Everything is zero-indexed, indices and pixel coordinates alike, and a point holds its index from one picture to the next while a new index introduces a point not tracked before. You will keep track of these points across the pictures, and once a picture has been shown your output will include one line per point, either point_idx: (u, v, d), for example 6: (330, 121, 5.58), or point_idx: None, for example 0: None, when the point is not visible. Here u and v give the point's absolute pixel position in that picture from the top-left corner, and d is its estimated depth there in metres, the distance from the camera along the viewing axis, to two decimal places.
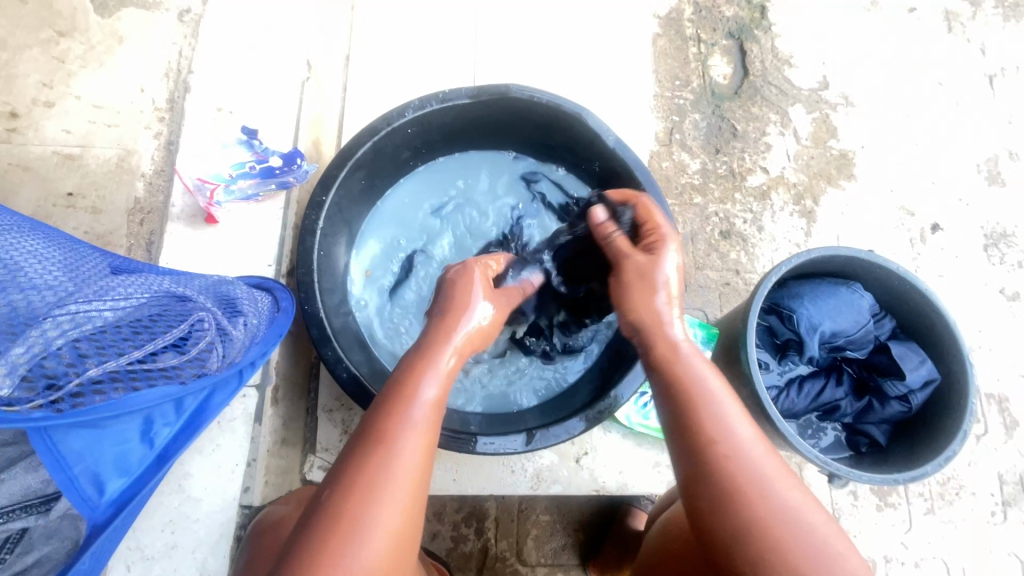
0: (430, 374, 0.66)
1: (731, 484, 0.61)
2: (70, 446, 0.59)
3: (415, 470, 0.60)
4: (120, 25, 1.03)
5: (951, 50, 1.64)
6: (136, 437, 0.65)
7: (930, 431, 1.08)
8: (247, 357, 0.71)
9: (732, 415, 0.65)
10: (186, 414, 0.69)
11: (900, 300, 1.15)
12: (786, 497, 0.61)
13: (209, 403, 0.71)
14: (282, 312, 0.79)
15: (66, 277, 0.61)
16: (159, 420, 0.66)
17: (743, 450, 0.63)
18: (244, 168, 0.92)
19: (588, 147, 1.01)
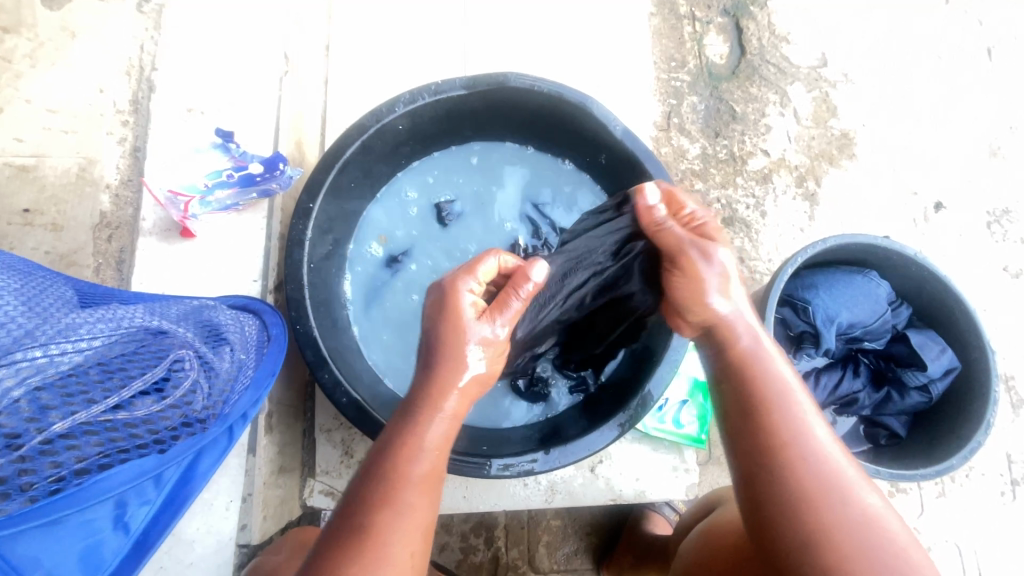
0: (442, 400, 0.60)
1: (803, 490, 0.58)
2: (19, 550, 0.44)
3: (423, 501, 0.57)
4: (72, 18, 0.92)
5: (949, 22, 1.59)
6: (109, 525, 0.52)
7: (952, 421, 1.05)
8: (238, 407, 0.63)
9: (806, 414, 0.62)
10: (168, 487, 0.57)
11: (916, 286, 1.11)
12: (869, 506, 0.57)
13: (195, 472, 0.59)
14: (274, 341, 0.72)
15: (24, 310, 0.49)
16: (134, 501, 0.53)
17: (819, 454, 0.60)
18: (221, 177, 0.83)
19: (594, 139, 0.94)
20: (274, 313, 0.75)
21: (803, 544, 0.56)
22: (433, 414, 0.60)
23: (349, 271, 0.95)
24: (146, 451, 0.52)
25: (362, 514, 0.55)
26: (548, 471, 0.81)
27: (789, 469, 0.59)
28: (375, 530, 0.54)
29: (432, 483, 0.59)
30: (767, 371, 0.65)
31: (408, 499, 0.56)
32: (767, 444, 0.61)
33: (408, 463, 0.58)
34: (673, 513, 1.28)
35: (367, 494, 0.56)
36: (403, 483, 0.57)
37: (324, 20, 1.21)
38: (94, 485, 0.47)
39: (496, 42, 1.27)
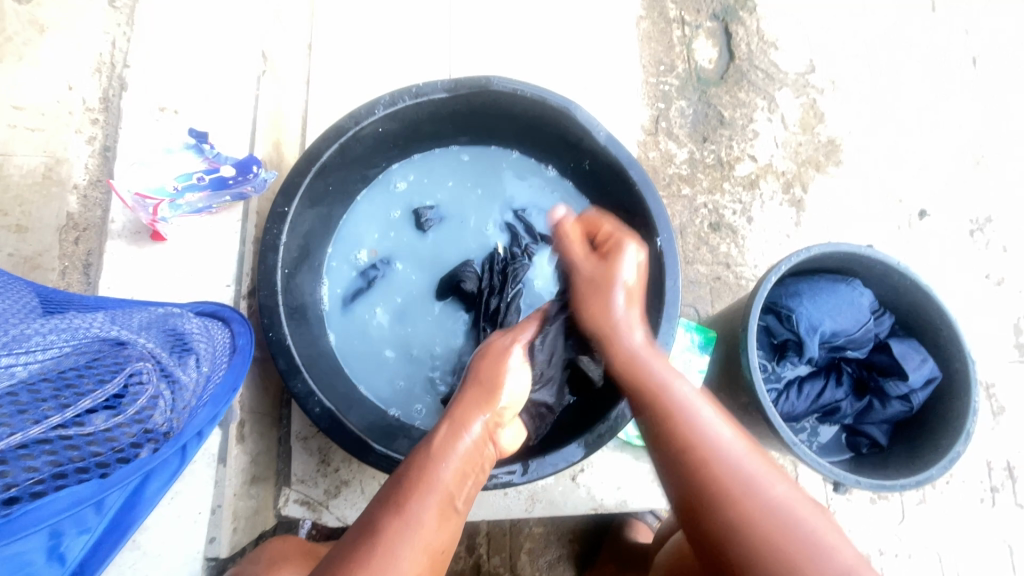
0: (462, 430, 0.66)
1: (715, 488, 0.60)
2: None
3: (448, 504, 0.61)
4: (40, 12, 0.89)
5: (936, 30, 1.60)
6: (42, 558, 0.48)
7: (932, 431, 1.05)
8: (193, 424, 0.61)
9: (709, 420, 0.64)
10: (110, 513, 0.54)
11: (899, 295, 1.11)
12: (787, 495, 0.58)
13: (142, 495, 0.58)
14: (240, 354, 0.71)
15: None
16: (71, 530, 0.50)
17: (722, 449, 0.62)
18: (191, 180, 0.80)
19: (577, 144, 0.92)
20: (242, 320, 0.73)
21: (744, 538, 0.57)
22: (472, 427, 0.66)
23: (326, 276, 0.94)
24: (87, 475, 0.49)
25: (381, 512, 0.58)
26: (526, 483, 0.79)
27: (702, 472, 0.61)
28: (394, 530, 0.57)
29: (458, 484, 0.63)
30: (661, 388, 0.68)
31: (424, 510, 0.59)
32: (681, 450, 0.63)
33: (438, 469, 0.62)
34: (656, 520, 1.27)
35: (390, 495, 0.60)
36: (427, 488, 0.60)
37: (307, 18, 1.19)
38: (23, 516, 0.44)
39: (482, 43, 1.26)
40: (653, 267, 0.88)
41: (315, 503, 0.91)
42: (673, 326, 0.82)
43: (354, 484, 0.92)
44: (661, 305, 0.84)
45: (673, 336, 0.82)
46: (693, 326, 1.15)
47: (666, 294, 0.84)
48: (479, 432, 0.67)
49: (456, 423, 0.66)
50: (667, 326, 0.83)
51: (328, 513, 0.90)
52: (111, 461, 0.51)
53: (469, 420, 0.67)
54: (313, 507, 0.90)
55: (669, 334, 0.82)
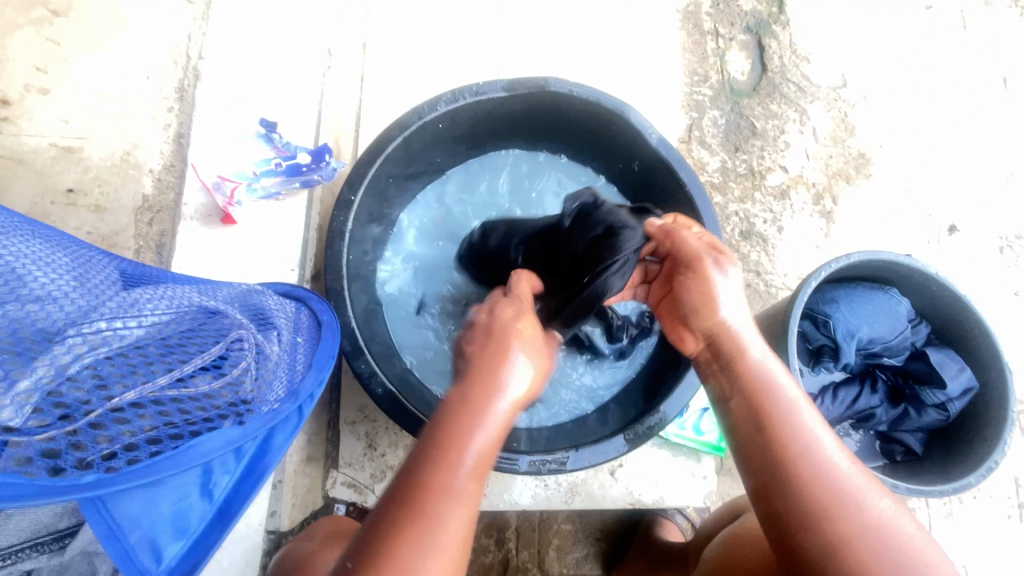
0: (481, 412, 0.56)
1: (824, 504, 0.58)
2: (126, 509, 0.47)
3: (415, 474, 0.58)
4: (120, 4, 0.94)
5: (966, 50, 1.62)
6: (196, 490, 0.53)
7: (969, 439, 1.06)
8: (304, 385, 0.63)
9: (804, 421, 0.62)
10: (247, 457, 0.57)
11: (936, 305, 1.13)
12: (877, 508, 0.58)
13: (272, 444, 0.59)
14: (327, 327, 0.73)
15: (82, 290, 0.52)
16: (218, 469, 0.55)
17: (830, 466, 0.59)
18: (269, 166, 0.85)
19: (628, 146, 0.95)
20: (317, 298, 0.76)
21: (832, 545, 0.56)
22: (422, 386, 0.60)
23: (383, 269, 0.98)
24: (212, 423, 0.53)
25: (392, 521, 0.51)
26: (579, 470, 0.81)
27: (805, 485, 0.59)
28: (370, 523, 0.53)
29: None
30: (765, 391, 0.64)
31: (444, 517, 0.51)
32: (782, 454, 0.60)
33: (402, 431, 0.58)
34: (684, 520, 1.28)
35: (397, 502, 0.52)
36: (445, 491, 0.52)
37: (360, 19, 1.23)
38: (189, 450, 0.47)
39: (527, 48, 1.29)
40: None
41: (361, 486, 0.92)
42: None
43: None
44: None
45: None
46: None
47: None
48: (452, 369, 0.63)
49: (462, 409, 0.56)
50: None
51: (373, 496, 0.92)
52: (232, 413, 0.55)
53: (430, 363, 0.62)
54: (359, 490, 0.92)
55: None
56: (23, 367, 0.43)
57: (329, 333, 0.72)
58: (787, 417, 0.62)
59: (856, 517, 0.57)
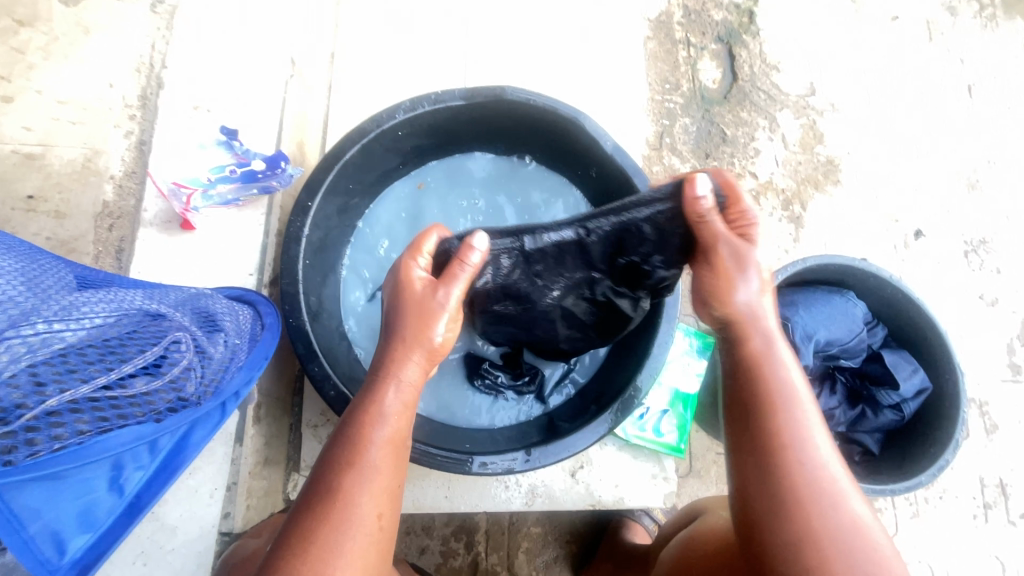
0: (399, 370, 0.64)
1: (797, 498, 0.59)
2: (24, 502, 0.50)
3: (385, 468, 0.61)
4: (87, 14, 0.96)
5: (933, 59, 1.66)
6: (105, 486, 0.57)
7: (923, 439, 1.09)
8: (231, 386, 0.66)
9: (809, 413, 0.64)
10: (161, 455, 0.62)
11: (891, 308, 1.15)
12: (851, 515, 0.59)
13: (188, 442, 0.64)
14: (268, 329, 0.75)
15: (26, 291, 0.52)
16: (130, 465, 0.59)
17: (815, 462, 0.61)
18: (224, 172, 0.86)
19: (585, 153, 0.98)
20: (265, 301, 0.77)
21: (798, 538, 0.58)
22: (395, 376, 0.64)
23: (342, 275, 0.98)
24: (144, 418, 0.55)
25: (326, 488, 0.58)
26: (529, 470, 0.83)
27: (786, 473, 0.61)
28: (337, 511, 0.57)
29: (395, 452, 0.62)
30: (775, 375, 0.66)
31: (359, 494, 0.58)
32: (773, 436, 0.63)
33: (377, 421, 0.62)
34: (652, 522, 1.29)
35: (332, 468, 0.59)
36: (359, 471, 0.59)
37: (332, 29, 1.25)
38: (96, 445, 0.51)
39: (497, 57, 1.32)
40: None
41: None
42: (673, 326, 0.87)
43: None
44: (661, 307, 0.89)
45: (673, 337, 0.87)
46: (692, 330, 1.14)
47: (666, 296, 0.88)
48: (418, 362, 0.65)
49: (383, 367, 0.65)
50: (667, 328, 0.87)
51: None
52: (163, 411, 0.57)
53: (404, 350, 0.65)
54: None
55: (669, 335, 0.87)
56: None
57: (270, 340, 0.75)
58: (787, 401, 0.64)
59: (822, 513, 0.58)
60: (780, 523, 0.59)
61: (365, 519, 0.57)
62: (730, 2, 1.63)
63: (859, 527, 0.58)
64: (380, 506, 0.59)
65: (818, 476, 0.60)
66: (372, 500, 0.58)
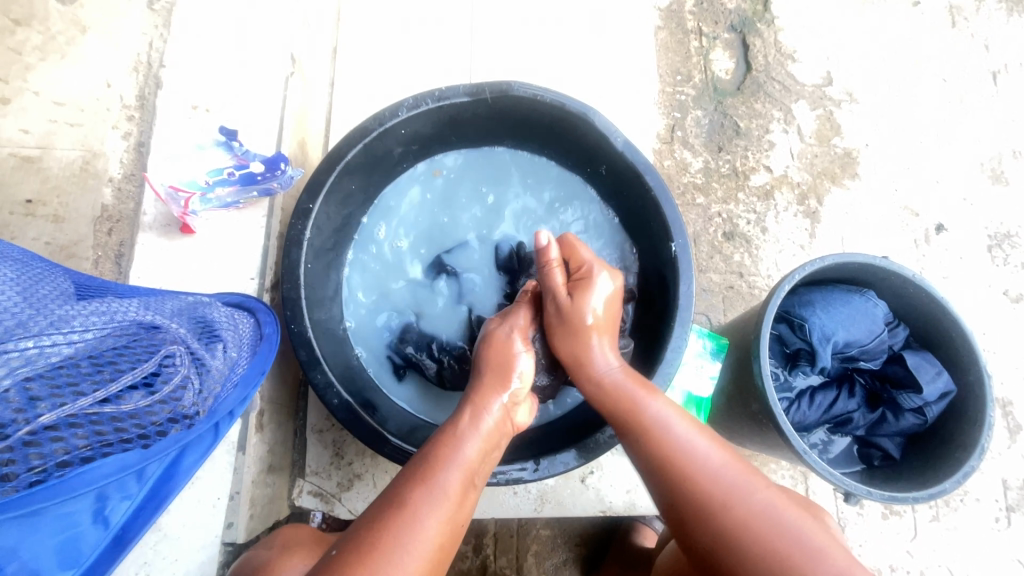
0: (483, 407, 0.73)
1: (710, 503, 0.65)
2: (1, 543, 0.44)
3: (456, 497, 0.65)
4: (84, 13, 0.94)
5: (956, 45, 1.60)
6: (89, 519, 0.52)
7: (947, 444, 1.05)
8: (225, 404, 0.64)
9: (686, 432, 0.70)
10: (148, 482, 0.58)
11: (914, 308, 1.11)
12: (761, 500, 0.64)
13: (177, 469, 0.61)
14: (266, 341, 0.73)
15: (20, 302, 0.49)
16: (116, 495, 0.54)
17: (711, 469, 0.67)
18: (221, 175, 0.83)
19: (595, 150, 0.94)
20: (265, 309, 0.76)
21: (721, 539, 0.63)
22: (478, 412, 0.72)
23: (345, 277, 0.96)
24: (131, 444, 0.51)
25: (401, 497, 0.63)
26: (537, 480, 0.80)
27: (681, 479, 0.67)
28: (403, 525, 0.60)
29: (465, 488, 0.67)
30: (647, 412, 0.72)
31: (427, 514, 0.62)
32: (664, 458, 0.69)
33: (459, 452, 0.68)
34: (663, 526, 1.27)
35: (407, 481, 0.65)
36: (431, 491, 0.64)
37: (334, 23, 1.22)
38: (76, 477, 0.47)
39: (503, 49, 1.28)
40: (667, 271, 0.89)
41: (327, 495, 0.94)
42: (687, 329, 0.83)
43: (367, 477, 0.95)
44: (674, 310, 0.85)
45: (686, 340, 0.83)
46: (704, 333, 1.14)
47: (679, 299, 0.85)
48: (499, 412, 0.74)
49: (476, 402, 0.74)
50: (680, 331, 0.83)
51: (340, 506, 0.94)
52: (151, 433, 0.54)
53: (488, 402, 0.74)
54: (325, 499, 0.94)
55: (683, 338, 0.83)
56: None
57: (269, 352, 0.73)
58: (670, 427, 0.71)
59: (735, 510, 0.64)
60: (706, 524, 0.65)
61: (426, 541, 0.60)
62: None
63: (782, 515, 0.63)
64: (442, 532, 0.62)
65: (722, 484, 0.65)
66: (433, 522, 0.62)
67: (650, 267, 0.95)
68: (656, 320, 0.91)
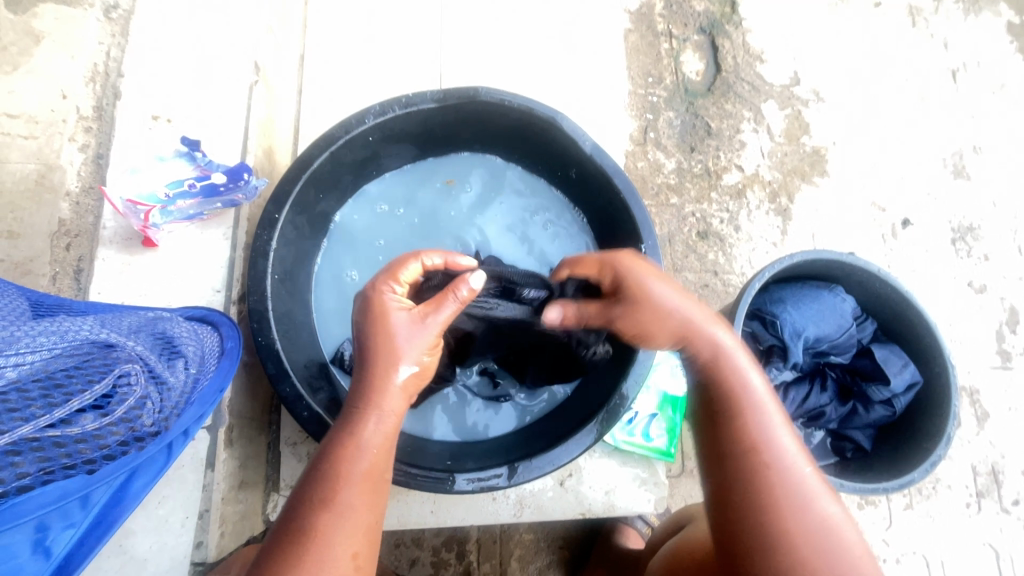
0: (381, 404, 0.63)
1: (772, 487, 0.60)
2: None
3: (366, 504, 0.59)
4: (38, 23, 0.92)
5: (916, 45, 1.64)
6: (27, 550, 0.51)
7: (915, 434, 1.07)
8: (183, 424, 0.62)
9: (775, 414, 0.65)
10: (95, 509, 0.56)
11: (880, 302, 1.13)
12: (825, 515, 0.59)
13: (126, 493, 0.59)
14: (227, 356, 0.71)
15: None
16: (56, 524, 0.53)
17: (787, 461, 0.62)
18: (182, 187, 0.81)
19: (565, 153, 0.94)
20: (228, 321, 0.74)
21: (776, 540, 0.58)
22: (372, 418, 0.62)
23: (315, 286, 0.96)
24: (72, 471, 0.50)
25: (310, 503, 0.58)
26: (513, 486, 0.80)
27: (752, 450, 0.63)
28: (315, 543, 0.55)
29: (373, 488, 0.60)
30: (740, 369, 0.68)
31: (328, 525, 0.56)
32: (736, 417, 0.65)
33: (360, 445, 0.61)
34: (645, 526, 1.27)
35: (312, 489, 0.58)
36: (335, 506, 0.57)
37: (301, 30, 1.21)
38: (9, 509, 0.47)
39: (474, 54, 1.28)
40: None
41: None
42: None
43: None
44: None
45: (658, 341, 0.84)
46: None
47: None
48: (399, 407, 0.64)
49: (365, 396, 0.63)
50: None
51: None
52: (99, 458, 0.53)
53: (387, 400, 0.64)
54: None
55: None
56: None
57: (229, 365, 0.71)
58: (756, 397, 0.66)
59: (797, 512, 0.59)
60: (760, 526, 0.59)
61: (340, 554, 0.56)
62: None
63: (848, 543, 0.58)
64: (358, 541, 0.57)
65: (788, 476, 0.61)
66: (343, 528, 0.57)
67: None
68: None
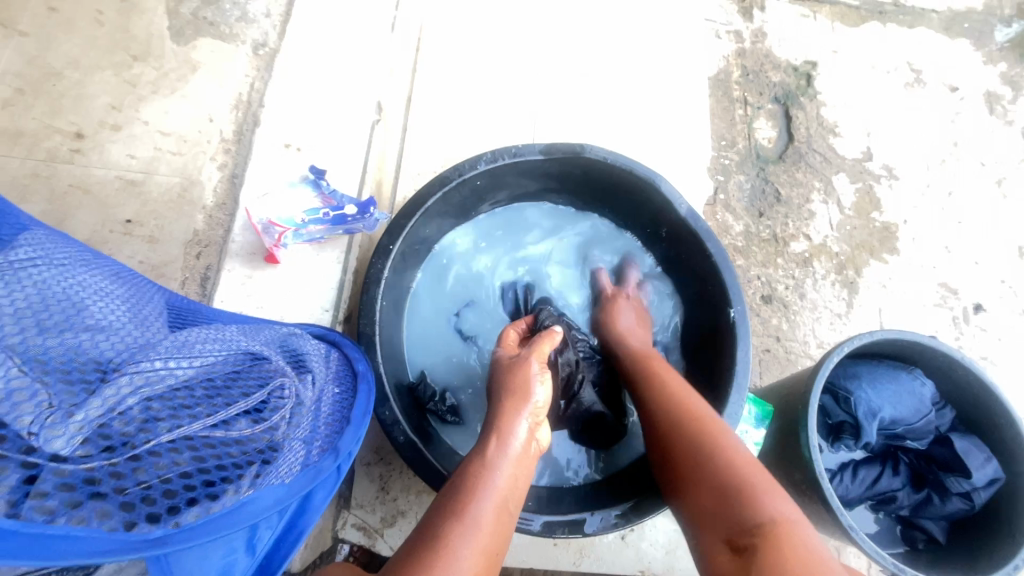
0: (507, 435, 0.70)
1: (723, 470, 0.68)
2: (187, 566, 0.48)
3: (490, 530, 0.61)
4: (196, 54, 1.03)
5: (993, 132, 1.65)
6: (243, 548, 0.54)
7: (994, 533, 1.03)
8: (345, 444, 0.67)
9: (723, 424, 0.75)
10: (288, 514, 0.60)
11: (961, 389, 1.11)
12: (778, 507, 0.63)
13: (310, 504, 0.63)
14: (361, 377, 0.77)
15: (134, 323, 0.56)
16: (263, 526, 0.56)
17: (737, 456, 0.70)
18: (317, 215, 0.91)
19: (658, 212, 0.99)
20: (350, 342, 0.81)
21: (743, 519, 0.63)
22: (502, 448, 0.69)
23: (409, 306, 1.01)
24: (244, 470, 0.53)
25: (442, 521, 0.61)
26: (591, 533, 0.81)
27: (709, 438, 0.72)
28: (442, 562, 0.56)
29: (499, 519, 0.63)
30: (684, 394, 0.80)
31: (459, 552, 0.58)
32: (686, 416, 0.76)
33: (491, 481, 0.65)
34: None
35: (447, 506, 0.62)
36: (466, 525, 0.60)
37: None
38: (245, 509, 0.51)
39: (562, 105, 1.34)
40: (724, 338, 0.91)
41: (371, 530, 0.95)
42: (743, 396, 0.84)
43: (410, 514, 0.96)
44: (731, 373, 0.86)
45: (743, 408, 0.84)
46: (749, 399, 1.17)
47: (737, 364, 0.86)
48: (525, 436, 0.71)
49: (502, 433, 0.70)
50: (736, 397, 0.84)
51: (382, 541, 0.94)
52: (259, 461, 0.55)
53: (513, 426, 0.71)
54: (368, 533, 0.94)
55: (739, 406, 0.83)
56: (63, 414, 0.43)
57: (362, 390, 0.75)
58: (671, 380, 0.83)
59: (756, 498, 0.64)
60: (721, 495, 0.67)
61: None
62: (789, 64, 1.62)
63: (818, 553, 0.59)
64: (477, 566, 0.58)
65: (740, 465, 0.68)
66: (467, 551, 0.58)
67: (708, 339, 0.97)
68: (710, 385, 0.92)
